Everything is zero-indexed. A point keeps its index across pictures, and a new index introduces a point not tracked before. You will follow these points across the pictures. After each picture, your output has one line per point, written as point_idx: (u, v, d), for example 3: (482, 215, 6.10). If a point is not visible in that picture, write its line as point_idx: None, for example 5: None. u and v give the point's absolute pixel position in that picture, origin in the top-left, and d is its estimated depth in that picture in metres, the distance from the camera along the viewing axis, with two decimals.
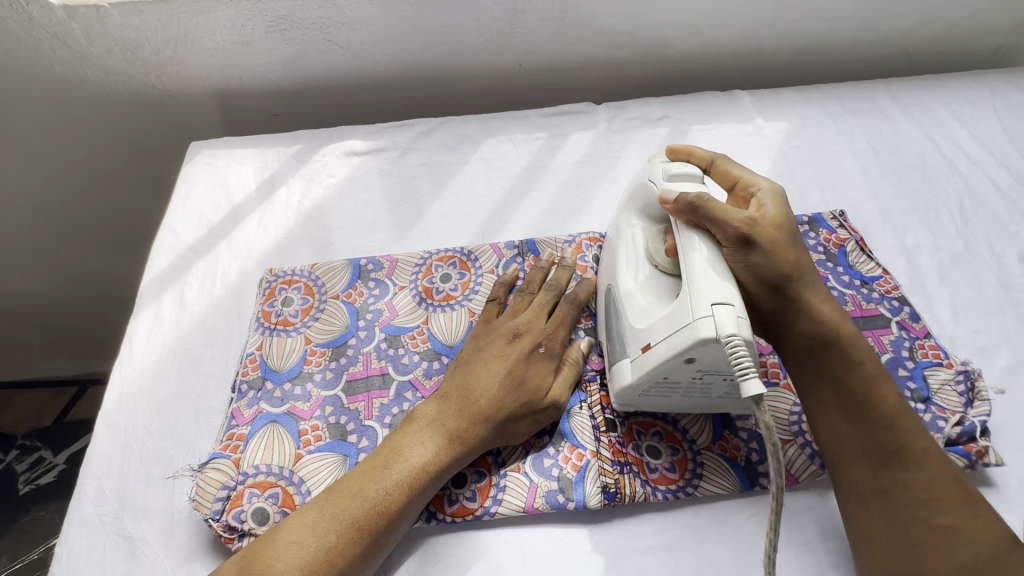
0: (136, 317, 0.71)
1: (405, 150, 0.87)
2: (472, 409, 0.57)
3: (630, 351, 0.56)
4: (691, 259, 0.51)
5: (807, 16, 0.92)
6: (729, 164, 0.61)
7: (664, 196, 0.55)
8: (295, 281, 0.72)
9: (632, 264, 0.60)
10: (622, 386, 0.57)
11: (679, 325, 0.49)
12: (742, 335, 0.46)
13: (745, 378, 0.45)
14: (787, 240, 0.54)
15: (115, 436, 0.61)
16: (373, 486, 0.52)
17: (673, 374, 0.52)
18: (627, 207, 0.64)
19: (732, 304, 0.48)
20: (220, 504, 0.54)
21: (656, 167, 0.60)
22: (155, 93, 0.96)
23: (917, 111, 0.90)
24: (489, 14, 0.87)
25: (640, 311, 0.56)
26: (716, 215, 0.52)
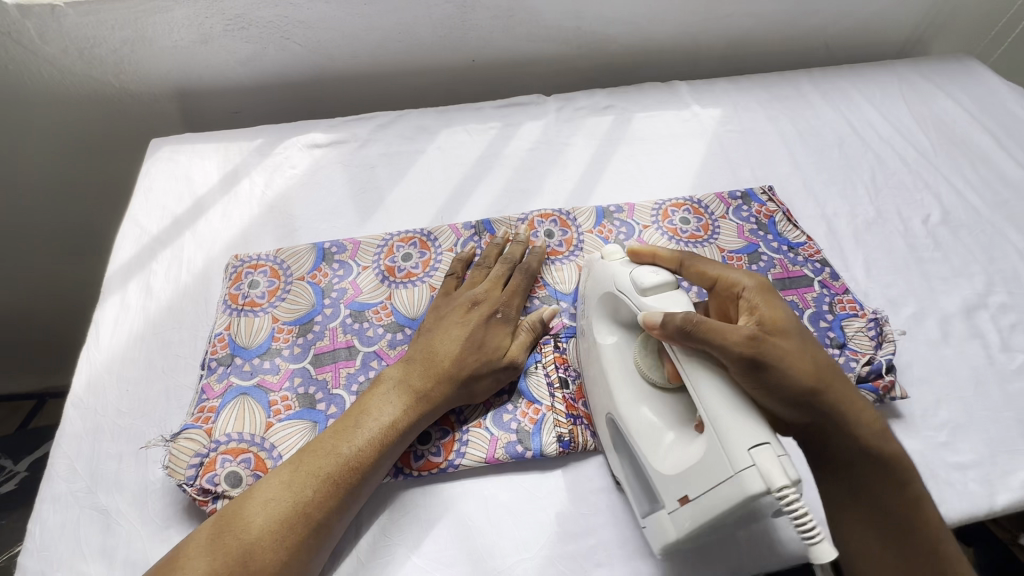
0: (102, 305, 0.72)
1: (365, 142, 0.91)
2: (437, 370, 0.62)
3: (666, 504, 0.52)
4: (704, 400, 0.48)
5: (734, 13, 1.01)
6: (697, 263, 0.59)
7: (649, 320, 0.52)
8: (261, 265, 0.75)
9: (624, 389, 0.57)
10: (667, 541, 0.52)
11: (719, 480, 0.46)
12: (794, 481, 0.44)
13: (816, 543, 0.43)
14: (792, 348, 0.52)
15: (84, 417, 0.63)
16: (347, 446, 0.57)
17: (722, 522, 0.49)
18: (598, 315, 0.62)
19: (770, 442, 0.45)
20: (193, 470, 0.57)
21: (624, 274, 0.58)
22: (113, 93, 0.97)
23: (835, 96, 1.00)
24: (441, 11, 0.92)
25: (663, 456, 0.53)
26: (713, 339, 0.49)
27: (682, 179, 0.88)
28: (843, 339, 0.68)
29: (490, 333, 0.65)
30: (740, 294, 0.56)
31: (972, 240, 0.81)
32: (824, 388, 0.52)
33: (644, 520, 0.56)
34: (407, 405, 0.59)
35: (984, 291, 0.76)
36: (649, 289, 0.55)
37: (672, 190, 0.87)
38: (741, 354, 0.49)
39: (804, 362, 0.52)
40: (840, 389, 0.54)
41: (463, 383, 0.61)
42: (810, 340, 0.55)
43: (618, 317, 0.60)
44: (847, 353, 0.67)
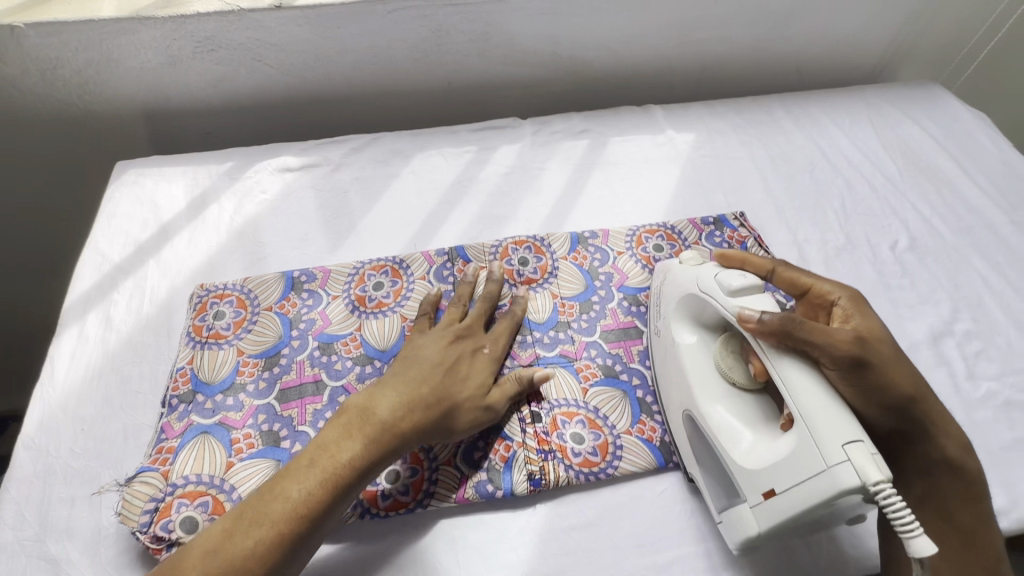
0: (58, 338, 0.70)
1: (338, 165, 0.90)
2: (406, 404, 0.57)
3: (748, 498, 0.53)
4: (796, 394, 0.50)
5: (707, 39, 1.02)
6: (790, 271, 0.63)
7: (743, 316, 0.53)
8: (227, 295, 0.73)
9: (706, 387, 0.58)
10: (747, 535, 0.53)
11: (811, 474, 0.47)
12: (887, 477, 0.45)
13: (912, 537, 0.43)
14: (890, 354, 0.54)
15: (35, 459, 0.60)
16: (299, 490, 0.51)
17: (807, 519, 0.50)
18: (681, 317, 0.63)
19: (863, 441, 0.46)
20: (147, 517, 0.55)
21: (708, 277, 0.60)
22: (77, 113, 0.94)
23: (806, 121, 1.01)
24: (415, 35, 0.91)
25: (745, 451, 0.54)
26: (815, 339, 0.50)
27: (656, 204, 0.89)
28: None
29: (473, 367, 0.62)
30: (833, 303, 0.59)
31: (938, 266, 0.82)
32: (914, 391, 0.55)
33: (721, 515, 0.57)
34: (369, 445, 0.54)
35: (950, 317, 0.77)
36: (736, 290, 0.56)
37: (646, 216, 0.87)
38: (839, 352, 0.51)
39: (901, 369, 0.54)
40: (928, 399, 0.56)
41: (431, 421, 0.57)
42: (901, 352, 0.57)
43: (701, 319, 0.62)
44: None
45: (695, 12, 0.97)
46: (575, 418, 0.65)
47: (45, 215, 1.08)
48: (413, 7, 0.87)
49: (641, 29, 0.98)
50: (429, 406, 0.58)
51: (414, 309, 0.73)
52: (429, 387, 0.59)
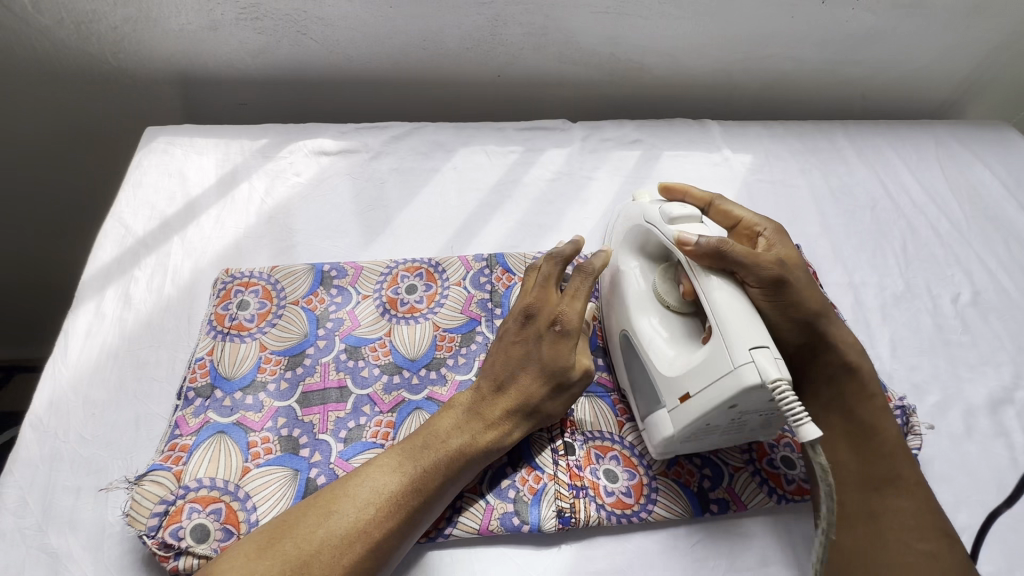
0: (74, 312, 0.66)
1: (377, 154, 0.85)
2: (463, 428, 0.56)
3: (666, 402, 0.55)
4: (716, 305, 0.51)
5: (775, 55, 0.96)
6: (727, 204, 0.66)
7: (681, 238, 0.55)
8: (252, 284, 0.69)
9: (641, 308, 0.61)
10: (662, 438, 0.55)
11: (718, 375, 0.49)
12: (786, 378, 0.47)
13: (800, 424, 0.46)
14: (807, 275, 0.59)
15: (42, 442, 0.57)
16: (351, 516, 0.49)
17: (715, 421, 0.52)
18: (626, 247, 0.65)
19: (768, 346, 0.48)
20: (156, 520, 0.52)
21: (653, 208, 0.61)
22: (109, 71, 0.90)
23: (870, 153, 0.96)
24: (471, 23, 0.86)
25: (669, 360, 0.56)
26: (743, 258, 0.54)
27: None
28: None
29: (512, 368, 0.59)
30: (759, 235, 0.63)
31: (1001, 325, 0.78)
32: (830, 312, 0.59)
33: (644, 423, 0.59)
34: (434, 467, 0.53)
35: (1011, 384, 0.72)
36: (676, 219, 0.58)
37: None
38: (765, 273, 0.54)
39: (815, 288, 0.59)
40: (840, 319, 0.60)
41: (489, 445, 0.56)
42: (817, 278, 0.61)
43: (646, 247, 0.64)
44: None
45: (768, 26, 0.91)
46: (609, 453, 0.61)
47: (66, 171, 1.03)
48: None
49: (709, 38, 0.92)
50: (484, 429, 0.56)
51: (447, 318, 0.69)
52: (480, 411, 0.57)
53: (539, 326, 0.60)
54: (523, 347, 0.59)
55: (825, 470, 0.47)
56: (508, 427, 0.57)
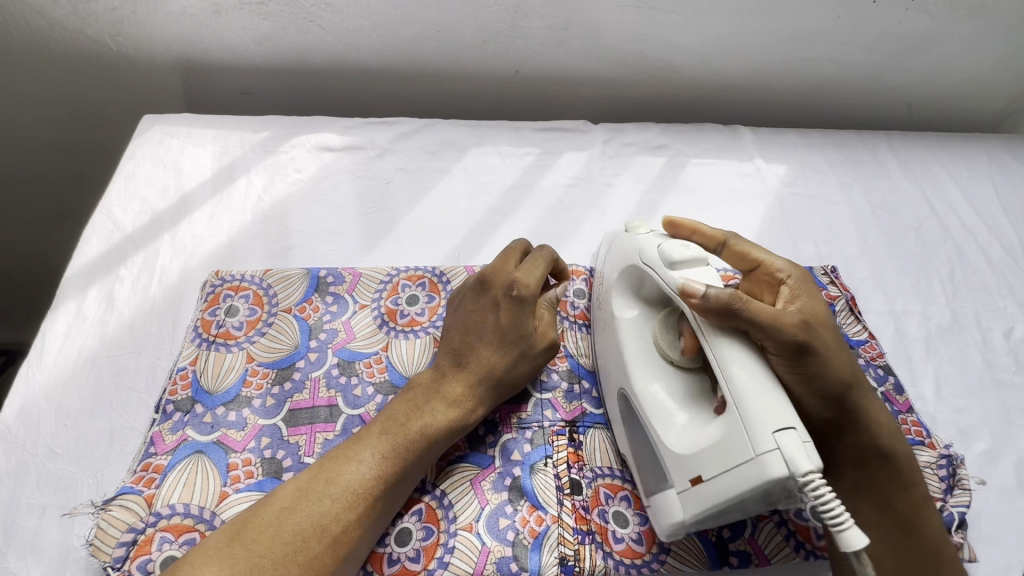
0: (54, 312, 0.62)
1: (383, 151, 0.80)
2: (421, 411, 0.53)
3: (675, 483, 0.47)
4: (732, 375, 0.43)
5: (817, 58, 0.89)
6: (742, 245, 0.56)
7: (685, 288, 0.47)
8: (243, 288, 0.64)
9: (643, 365, 0.53)
10: (671, 524, 0.47)
11: (738, 462, 0.41)
12: (819, 468, 0.40)
13: (841, 529, 0.38)
14: (835, 339, 0.50)
15: (10, 453, 0.53)
16: (311, 511, 0.47)
17: (734, 509, 0.44)
18: (621, 290, 0.57)
19: (795, 428, 0.41)
20: (123, 550, 0.47)
21: (650, 247, 0.53)
22: (109, 55, 0.86)
23: (916, 168, 0.88)
24: (490, 14, 0.80)
25: (676, 432, 0.48)
26: (763, 319, 0.45)
27: None
28: None
29: (468, 342, 0.57)
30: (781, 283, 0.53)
31: None
32: (860, 383, 0.51)
33: (650, 500, 0.51)
34: (392, 452, 0.51)
35: None
36: (678, 262, 0.50)
37: None
38: (790, 338, 0.46)
39: (843, 352, 0.50)
40: (870, 390, 0.52)
41: (448, 425, 0.53)
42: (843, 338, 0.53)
43: (645, 291, 0.56)
44: None
45: (811, 26, 0.84)
46: (620, 494, 0.55)
47: (66, 156, 0.99)
48: None
49: (745, 37, 0.85)
50: (444, 410, 0.54)
51: None
52: (438, 392, 0.55)
53: (495, 296, 0.57)
54: (478, 318, 0.58)
55: None
56: (466, 404, 0.54)
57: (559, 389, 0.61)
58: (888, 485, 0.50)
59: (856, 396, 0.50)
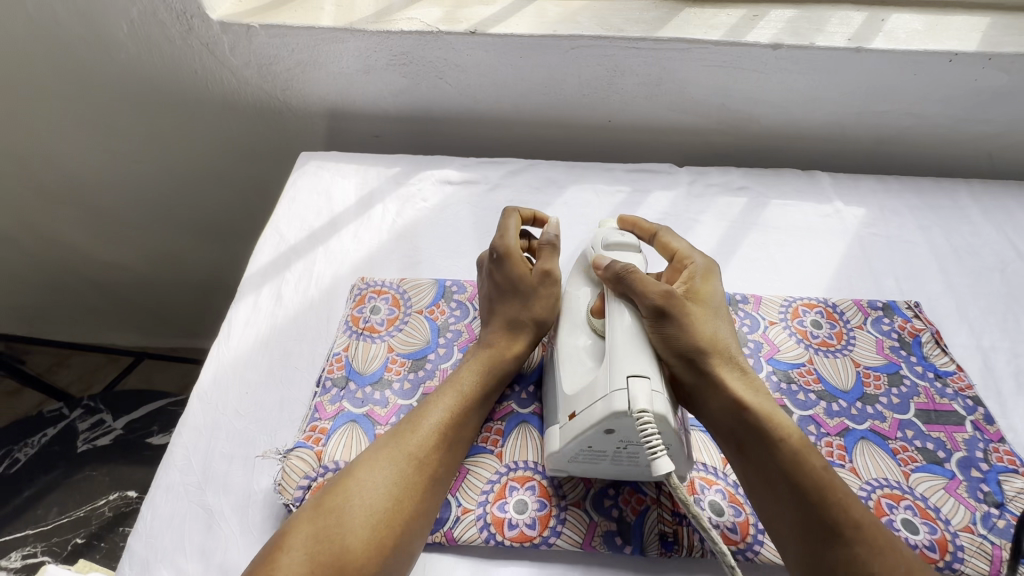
0: (236, 303, 0.77)
1: (494, 186, 0.93)
2: (475, 357, 0.65)
3: (559, 419, 0.58)
4: (612, 327, 0.58)
5: (894, 111, 0.96)
6: (667, 237, 0.72)
7: (598, 261, 0.64)
8: (384, 292, 0.77)
9: (572, 328, 0.63)
10: (551, 451, 0.57)
11: (599, 394, 0.53)
12: (653, 411, 0.50)
13: (655, 457, 0.49)
14: (707, 310, 0.63)
15: (205, 411, 0.66)
16: (419, 433, 0.57)
17: (598, 444, 0.54)
18: (575, 270, 0.69)
19: (647, 377, 0.52)
20: (300, 492, 0.58)
21: (599, 236, 0.69)
22: (275, 105, 1.06)
23: (999, 214, 0.91)
24: (592, 72, 0.93)
25: (574, 379, 0.58)
26: (636, 282, 0.60)
27: (817, 277, 0.83)
28: (1001, 498, 0.60)
29: (486, 306, 0.71)
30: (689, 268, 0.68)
31: None
32: (728, 351, 0.61)
33: (545, 438, 0.61)
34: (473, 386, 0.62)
35: None
36: (611, 244, 0.67)
37: (804, 288, 0.82)
38: (654, 302, 0.59)
39: (711, 324, 0.62)
40: (740, 358, 0.62)
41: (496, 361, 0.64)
42: (723, 312, 0.65)
43: (589, 271, 0.68)
44: (1007, 516, 0.59)
45: (889, 82, 0.91)
46: (715, 486, 0.60)
47: (228, 192, 1.24)
48: (596, 47, 0.89)
49: (825, 91, 0.93)
50: (489, 354, 0.65)
51: None
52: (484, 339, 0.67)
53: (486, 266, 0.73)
54: (485, 289, 0.72)
55: (689, 503, 0.51)
56: (501, 344, 0.66)
57: None
58: (765, 441, 0.55)
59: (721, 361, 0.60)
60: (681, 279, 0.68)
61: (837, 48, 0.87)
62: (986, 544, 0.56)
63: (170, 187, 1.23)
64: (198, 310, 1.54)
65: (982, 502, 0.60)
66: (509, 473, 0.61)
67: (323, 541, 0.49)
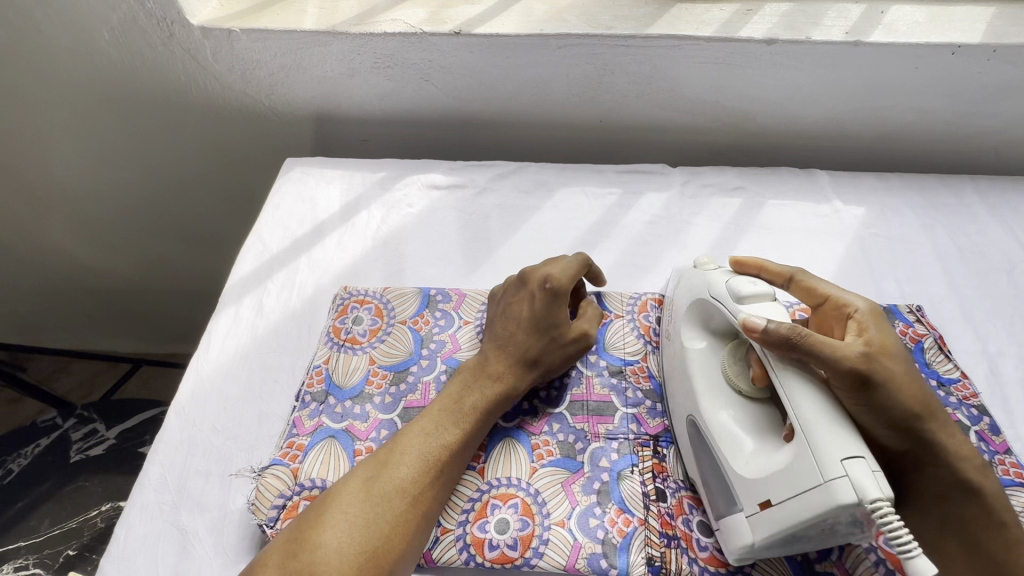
0: (217, 315, 0.75)
1: (481, 190, 0.91)
2: (475, 389, 0.61)
3: (744, 507, 0.51)
4: (796, 403, 0.48)
5: (896, 106, 0.92)
6: (807, 279, 0.61)
7: (749, 323, 0.52)
8: (367, 302, 0.74)
9: (710, 394, 0.57)
10: (741, 544, 0.51)
11: (806, 487, 0.45)
12: (888, 497, 0.42)
13: (910, 557, 0.41)
14: (903, 368, 0.52)
15: (182, 427, 0.65)
16: (399, 469, 0.54)
17: (804, 533, 0.47)
18: (688, 322, 0.63)
19: (864, 457, 0.44)
20: (275, 512, 0.56)
21: (720, 282, 0.59)
22: (260, 110, 1.04)
23: (1006, 212, 0.88)
24: (580, 71, 0.91)
25: (745, 460, 0.52)
26: (821, 348, 0.48)
27: None
28: None
29: (509, 328, 0.65)
30: (849, 315, 0.56)
31: None
32: (933, 411, 0.52)
33: (717, 523, 0.55)
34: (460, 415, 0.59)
35: None
36: (745, 297, 0.55)
37: None
38: (851, 369, 0.48)
39: (915, 383, 0.51)
40: (949, 417, 0.54)
41: (498, 396, 0.61)
42: (913, 365, 0.54)
43: (708, 323, 0.61)
44: None
45: (889, 77, 0.88)
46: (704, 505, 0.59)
47: (218, 198, 1.23)
48: (583, 45, 0.87)
49: (822, 87, 0.90)
50: (489, 387, 0.61)
51: None
52: (491, 371, 0.62)
53: (533, 288, 0.66)
54: (519, 307, 0.66)
55: None
56: (505, 379, 0.62)
57: (644, 404, 0.66)
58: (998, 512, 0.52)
59: (930, 424, 0.52)
60: (848, 329, 0.55)
61: (834, 42, 0.83)
62: None
63: (160, 194, 1.22)
64: (193, 316, 1.53)
65: None
66: (490, 491, 0.59)
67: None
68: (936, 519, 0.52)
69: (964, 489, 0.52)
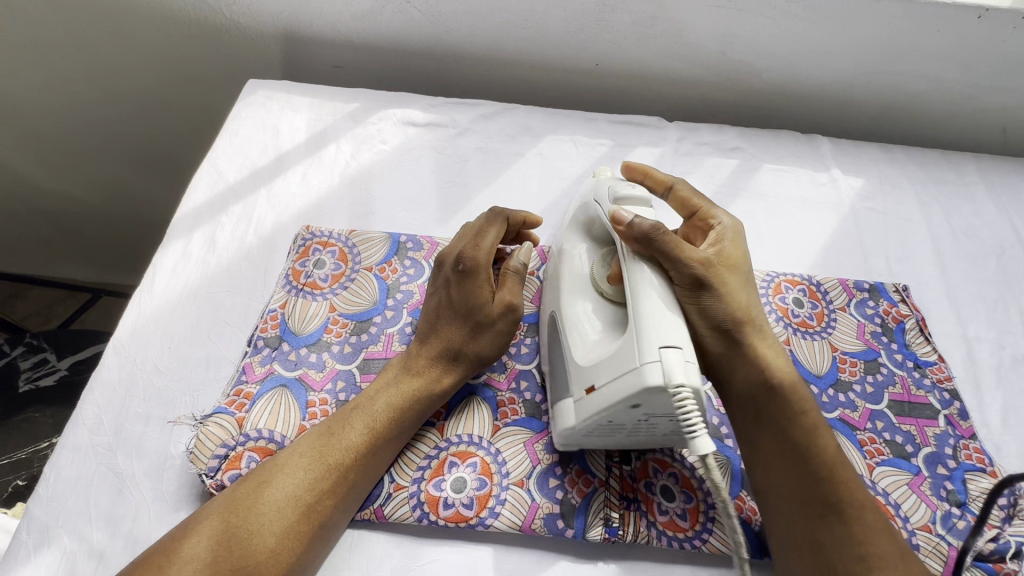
0: (164, 248, 0.69)
1: (463, 130, 0.84)
2: (417, 358, 0.57)
3: (573, 392, 0.51)
4: (636, 296, 0.47)
5: (909, 72, 0.87)
6: (685, 189, 0.62)
7: (617, 218, 0.51)
8: (330, 244, 0.69)
9: (574, 291, 0.56)
10: (564, 428, 0.51)
11: (624, 370, 0.45)
12: (692, 385, 0.42)
13: (694, 436, 0.42)
14: (739, 281, 0.56)
15: (122, 366, 0.60)
16: (352, 431, 0.52)
17: (618, 419, 0.47)
18: (572, 227, 0.61)
19: (681, 346, 0.43)
20: (216, 462, 0.53)
21: (604, 188, 0.57)
22: (223, 23, 0.94)
23: (1004, 194, 0.85)
24: (578, 6, 0.82)
25: (585, 349, 0.51)
26: (671, 247, 0.49)
27: (803, 253, 0.77)
28: (964, 497, 0.57)
29: (427, 322, 0.60)
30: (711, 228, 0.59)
31: None
32: (754, 322, 0.55)
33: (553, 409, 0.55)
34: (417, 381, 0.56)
35: None
36: (621, 199, 0.54)
37: (788, 263, 0.76)
38: (692, 272, 0.51)
39: (742, 296, 0.55)
40: (768, 328, 0.57)
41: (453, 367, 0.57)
42: (753, 284, 0.58)
43: (591, 229, 0.59)
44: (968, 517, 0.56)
45: (907, 39, 0.82)
46: (668, 470, 0.57)
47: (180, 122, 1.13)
48: None
49: (837, 43, 0.84)
50: (435, 357, 0.57)
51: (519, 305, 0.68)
52: (433, 344, 0.58)
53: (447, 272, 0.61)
54: (435, 298, 0.61)
55: (722, 497, 0.43)
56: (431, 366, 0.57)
57: None
58: (782, 413, 0.52)
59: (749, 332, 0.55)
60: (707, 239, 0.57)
61: None
62: (942, 545, 0.54)
63: (117, 113, 1.12)
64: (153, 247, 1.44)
65: (944, 501, 0.57)
66: (449, 448, 0.56)
67: (221, 548, 0.44)
68: (751, 415, 0.53)
69: (769, 390, 0.53)
